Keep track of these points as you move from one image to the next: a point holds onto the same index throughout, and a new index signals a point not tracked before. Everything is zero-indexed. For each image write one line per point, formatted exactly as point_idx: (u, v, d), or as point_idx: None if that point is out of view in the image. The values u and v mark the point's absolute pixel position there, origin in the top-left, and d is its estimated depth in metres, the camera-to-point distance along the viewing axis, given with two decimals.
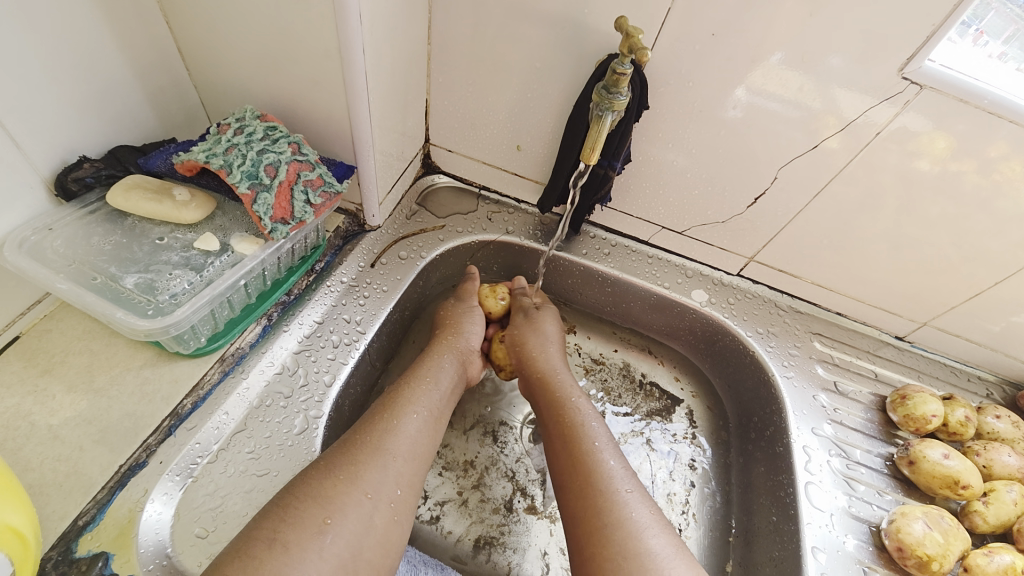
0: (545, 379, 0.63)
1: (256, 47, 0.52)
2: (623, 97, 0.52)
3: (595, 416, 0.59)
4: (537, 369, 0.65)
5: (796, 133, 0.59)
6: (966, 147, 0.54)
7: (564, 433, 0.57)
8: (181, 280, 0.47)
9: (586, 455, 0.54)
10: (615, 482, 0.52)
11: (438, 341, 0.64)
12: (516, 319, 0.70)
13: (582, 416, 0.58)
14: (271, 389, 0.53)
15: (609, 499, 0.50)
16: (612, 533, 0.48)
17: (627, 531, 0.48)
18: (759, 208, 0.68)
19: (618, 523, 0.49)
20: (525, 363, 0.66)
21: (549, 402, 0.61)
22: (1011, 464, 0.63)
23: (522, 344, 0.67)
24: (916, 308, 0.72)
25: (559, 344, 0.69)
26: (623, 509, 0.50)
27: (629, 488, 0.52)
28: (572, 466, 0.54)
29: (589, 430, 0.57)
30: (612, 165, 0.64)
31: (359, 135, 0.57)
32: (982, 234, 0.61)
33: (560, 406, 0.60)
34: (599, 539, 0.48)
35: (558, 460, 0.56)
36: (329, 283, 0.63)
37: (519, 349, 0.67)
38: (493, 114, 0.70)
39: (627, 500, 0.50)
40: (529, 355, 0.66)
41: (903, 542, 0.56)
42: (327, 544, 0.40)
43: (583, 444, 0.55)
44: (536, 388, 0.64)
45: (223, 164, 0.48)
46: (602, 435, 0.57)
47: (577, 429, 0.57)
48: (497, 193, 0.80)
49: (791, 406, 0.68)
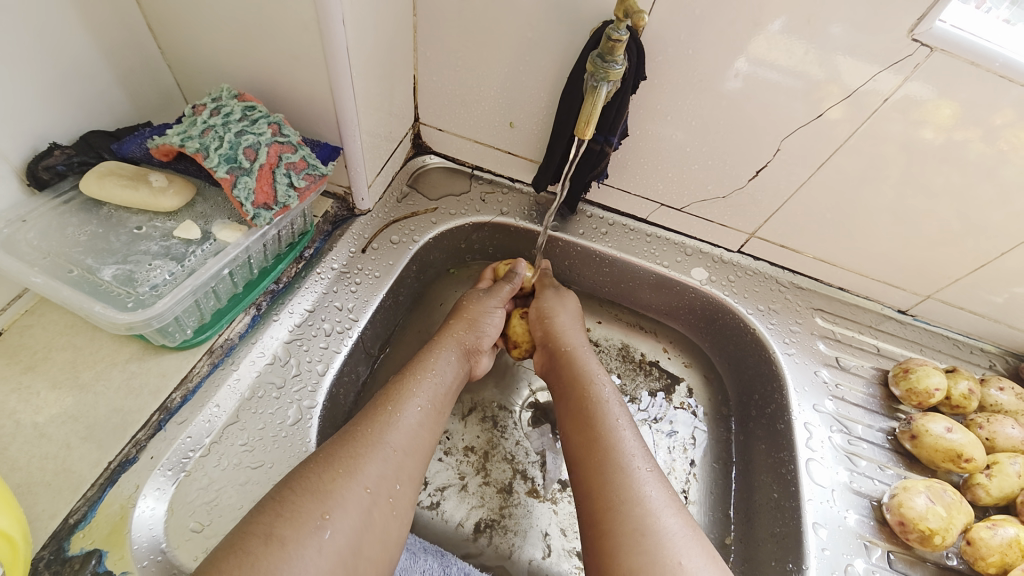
0: (570, 354, 0.62)
1: (229, 22, 0.49)
2: (619, 66, 0.50)
3: (615, 395, 0.58)
4: (563, 343, 0.63)
5: (799, 103, 0.56)
6: (973, 114, 0.52)
7: (587, 408, 0.56)
8: (161, 270, 0.45)
9: (609, 432, 0.54)
10: (635, 460, 0.51)
11: (455, 323, 0.63)
12: (543, 292, 0.69)
13: (604, 394, 0.58)
14: (263, 380, 0.52)
15: (626, 476, 0.50)
16: (632, 508, 0.47)
17: (644, 509, 0.47)
18: (760, 182, 0.66)
19: (635, 500, 0.48)
20: (552, 336, 0.65)
21: (573, 377, 0.60)
22: (1014, 436, 0.62)
23: (550, 317, 0.66)
24: (919, 281, 0.71)
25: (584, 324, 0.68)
26: (640, 487, 0.49)
27: (647, 466, 0.51)
28: (592, 442, 0.53)
29: (610, 408, 0.56)
30: (608, 141, 0.62)
31: (343, 114, 0.54)
32: (988, 204, 0.59)
33: (583, 381, 0.59)
34: (616, 515, 0.47)
35: (575, 437, 0.55)
36: (320, 270, 0.61)
37: (546, 321, 0.66)
38: (483, 89, 0.67)
39: (645, 479, 0.50)
40: (558, 329, 0.65)
41: (905, 517, 0.56)
42: (325, 539, 0.39)
43: (605, 421, 0.55)
44: (560, 362, 0.62)
45: (200, 147, 0.46)
46: (623, 414, 0.56)
47: (601, 405, 0.56)
48: (490, 173, 0.78)
49: (792, 382, 0.68)
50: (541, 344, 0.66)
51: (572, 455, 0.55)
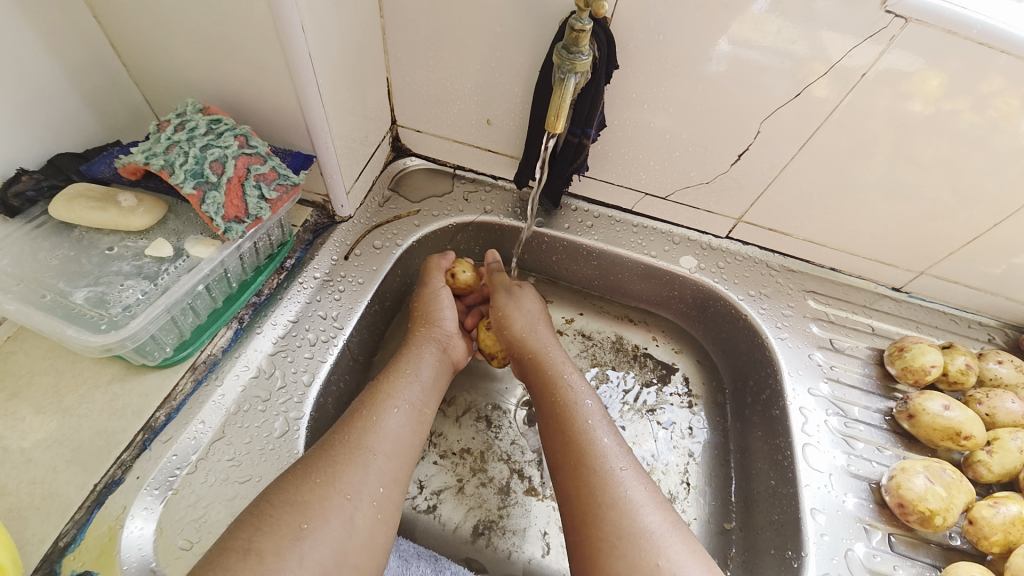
0: (534, 359, 0.61)
1: (190, 35, 0.49)
2: (585, 57, 0.49)
3: (589, 393, 0.57)
4: (526, 347, 0.62)
5: (776, 82, 0.55)
6: (961, 84, 0.51)
7: (559, 411, 0.55)
8: (135, 290, 0.45)
9: (581, 434, 0.53)
10: (610, 461, 0.50)
11: (413, 334, 0.61)
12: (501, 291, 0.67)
13: (575, 394, 0.57)
14: (248, 394, 0.52)
15: (603, 478, 0.49)
16: (608, 512, 0.47)
17: (622, 511, 0.47)
18: (744, 166, 0.65)
19: (613, 503, 0.48)
20: (515, 342, 0.63)
21: (538, 382, 0.59)
22: (1015, 411, 0.61)
23: (508, 324, 0.64)
24: (912, 257, 0.70)
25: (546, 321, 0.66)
26: (618, 488, 0.49)
27: (623, 465, 0.50)
28: (568, 444, 0.53)
29: (582, 408, 0.55)
30: (585, 133, 0.61)
31: (312, 122, 0.54)
32: (980, 174, 0.58)
33: (551, 385, 0.58)
34: (596, 518, 0.47)
35: (551, 440, 0.55)
36: (302, 280, 0.61)
37: (507, 324, 0.64)
38: (458, 88, 0.66)
39: (623, 479, 0.49)
40: (517, 333, 0.63)
41: (904, 498, 0.56)
42: (304, 550, 0.39)
43: (576, 423, 0.54)
44: (526, 368, 0.61)
45: (165, 164, 0.45)
46: (596, 412, 0.55)
47: (571, 407, 0.55)
48: (472, 171, 0.77)
49: (787, 367, 0.67)
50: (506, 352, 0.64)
51: (551, 456, 0.54)
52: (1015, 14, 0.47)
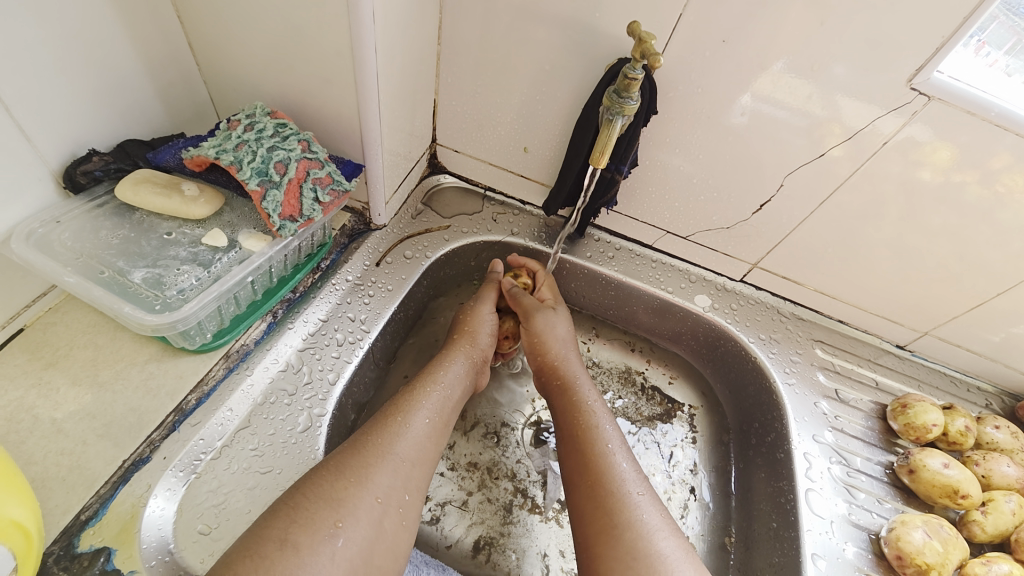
0: (562, 384, 0.62)
1: (266, 44, 0.52)
2: (634, 101, 0.52)
3: (609, 419, 0.58)
4: (559, 373, 0.63)
5: (801, 140, 0.59)
6: (969, 158, 0.54)
7: (580, 435, 0.56)
8: (189, 275, 0.47)
9: (600, 457, 0.54)
10: (627, 484, 0.51)
11: (454, 344, 0.63)
12: (526, 322, 0.67)
13: (595, 419, 0.58)
14: (275, 386, 0.53)
15: (620, 500, 0.50)
16: (623, 533, 0.48)
17: (637, 533, 0.48)
18: (764, 215, 0.68)
19: (629, 524, 0.48)
20: (545, 368, 0.64)
21: (564, 406, 0.60)
22: (1010, 475, 0.63)
23: (541, 349, 0.65)
24: (918, 317, 0.73)
25: (575, 346, 0.67)
26: (634, 511, 0.49)
27: (640, 490, 0.51)
28: (585, 466, 0.54)
29: (603, 432, 0.56)
30: (619, 169, 0.65)
31: (367, 134, 0.57)
32: (984, 245, 0.61)
33: (575, 408, 0.59)
34: (610, 539, 0.48)
35: (569, 460, 0.55)
36: (335, 281, 0.63)
37: (538, 351, 0.65)
38: (500, 114, 0.70)
39: (639, 502, 0.50)
40: (548, 361, 0.64)
41: (903, 551, 0.57)
42: (339, 547, 0.41)
43: (597, 446, 0.54)
44: (553, 391, 0.63)
45: (234, 160, 0.48)
46: (616, 437, 0.56)
47: (591, 431, 0.56)
48: (502, 194, 0.81)
49: (792, 413, 0.69)
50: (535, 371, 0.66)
51: (566, 472, 0.56)
52: None
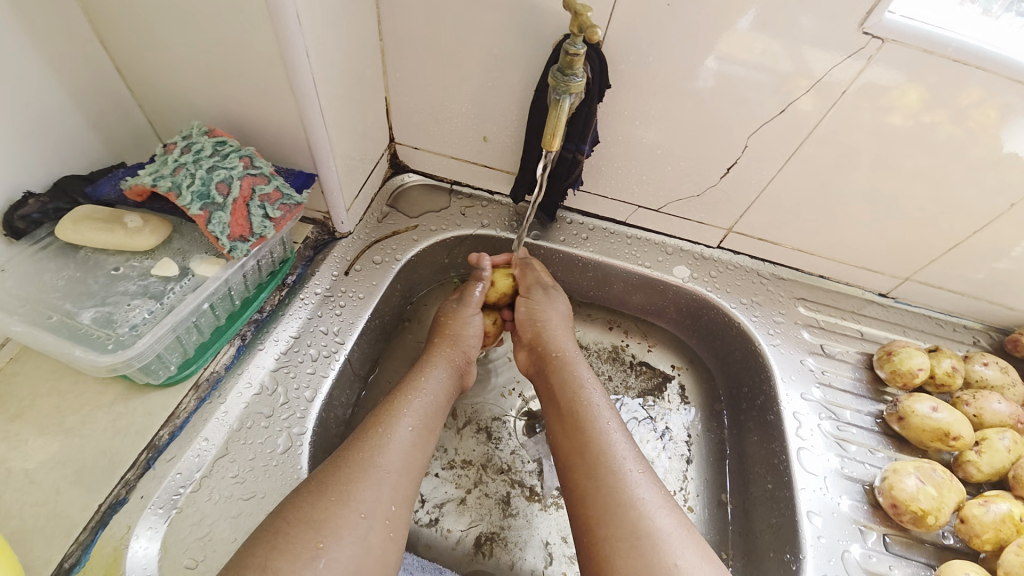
0: (559, 359, 0.61)
1: (196, 59, 0.50)
2: (579, 78, 0.50)
3: (604, 398, 0.57)
4: (556, 348, 0.63)
5: (759, 98, 0.58)
6: (938, 97, 0.53)
7: (577, 412, 0.55)
8: (141, 309, 0.46)
9: (599, 435, 0.53)
10: (624, 462, 0.51)
11: (437, 349, 0.62)
12: (528, 292, 0.67)
13: (592, 397, 0.57)
14: (251, 410, 0.52)
15: (619, 479, 0.49)
16: (625, 512, 0.47)
17: (639, 511, 0.47)
18: (732, 178, 0.67)
19: (629, 503, 0.48)
20: (541, 341, 0.64)
21: (560, 382, 0.59)
22: (1001, 411, 0.63)
23: (540, 321, 0.65)
24: (898, 263, 0.72)
25: (570, 327, 0.67)
26: (633, 489, 0.49)
27: (638, 468, 0.51)
28: (582, 445, 0.53)
29: (599, 410, 0.56)
30: (579, 149, 0.64)
31: (314, 140, 0.55)
32: (957, 184, 0.60)
33: (571, 385, 0.58)
34: (610, 519, 0.47)
35: (565, 439, 0.54)
36: (303, 296, 0.62)
37: (537, 324, 0.65)
38: (454, 106, 0.68)
39: (638, 480, 0.49)
40: (548, 333, 0.64)
41: (897, 499, 0.56)
42: (321, 569, 0.40)
43: (594, 425, 0.54)
44: (548, 366, 0.62)
45: (173, 186, 0.47)
46: (611, 416, 0.55)
47: (588, 409, 0.55)
48: (469, 187, 0.79)
49: (780, 373, 0.68)
50: (530, 346, 0.65)
51: (561, 452, 0.55)
52: (987, 34, 0.50)
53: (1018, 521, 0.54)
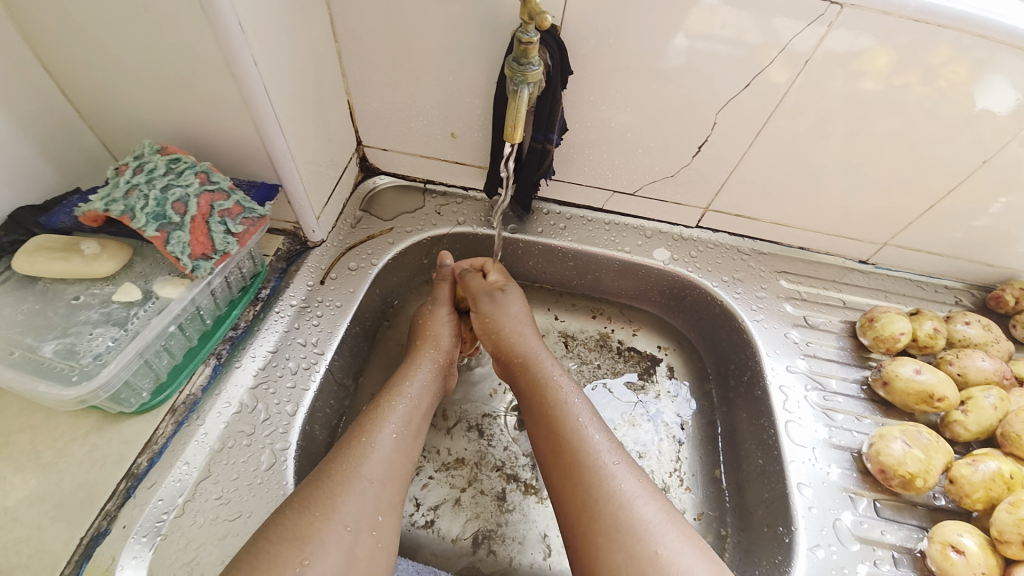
0: (524, 362, 0.61)
1: (143, 76, 0.49)
2: (535, 67, 0.49)
3: (577, 392, 0.57)
4: (518, 352, 0.62)
5: (723, 74, 0.57)
6: (908, 58, 0.53)
7: (549, 412, 0.55)
8: (104, 338, 0.45)
9: (572, 432, 0.53)
10: (600, 455, 0.51)
11: (417, 351, 0.62)
12: (478, 302, 0.66)
13: (563, 394, 0.56)
14: (232, 430, 0.52)
15: (597, 474, 0.50)
16: (605, 507, 0.47)
17: (618, 504, 0.48)
18: (704, 157, 0.67)
19: (608, 497, 0.48)
20: (503, 349, 0.63)
21: (528, 384, 0.59)
22: (986, 368, 0.63)
23: (496, 331, 0.64)
24: (876, 229, 0.72)
25: (531, 323, 0.66)
26: (612, 482, 0.49)
27: (615, 460, 0.51)
28: (559, 445, 0.53)
29: (573, 406, 0.55)
30: (548, 139, 0.63)
31: (273, 150, 0.54)
32: (932, 144, 0.60)
33: (540, 386, 0.58)
34: (590, 516, 0.48)
35: (543, 441, 0.54)
36: (278, 309, 0.61)
37: (494, 332, 0.64)
38: (418, 104, 0.67)
39: (616, 472, 0.50)
40: (506, 339, 0.63)
41: (884, 464, 0.56)
42: None
43: (569, 421, 0.54)
44: (516, 371, 0.61)
45: (125, 209, 0.45)
46: (585, 410, 0.55)
47: (559, 408, 0.55)
48: (442, 185, 0.78)
49: (765, 348, 0.69)
50: (495, 355, 0.64)
51: (541, 453, 0.54)
52: None
53: (1009, 479, 0.53)
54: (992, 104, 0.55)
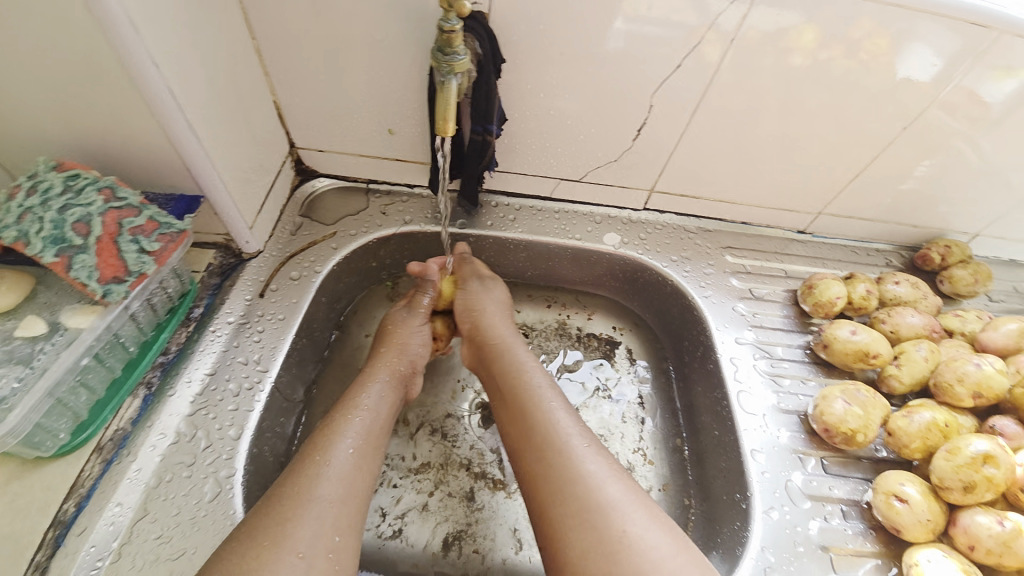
0: (499, 347, 0.62)
1: (31, 87, 0.44)
2: (462, 57, 0.47)
3: (547, 379, 0.58)
4: (493, 337, 0.63)
5: (654, 55, 0.58)
6: (833, 32, 0.54)
7: (521, 395, 0.55)
8: (7, 380, 0.42)
9: (543, 415, 0.53)
10: (570, 438, 0.51)
11: (376, 358, 0.61)
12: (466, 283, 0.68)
13: (534, 379, 0.57)
14: (169, 462, 0.49)
15: (566, 456, 0.49)
16: (575, 487, 0.47)
17: (587, 485, 0.47)
18: (644, 139, 0.67)
19: (578, 478, 0.48)
20: (480, 331, 0.65)
21: (501, 369, 0.59)
22: (915, 323, 0.67)
23: (478, 311, 0.66)
24: (812, 199, 0.75)
25: (509, 313, 0.68)
26: (580, 463, 0.49)
27: (583, 442, 0.51)
28: (528, 430, 0.53)
29: (542, 392, 0.56)
30: (488, 130, 0.62)
31: (189, 158, 0.51)
32: (859, 114, 0.62)
33: (512, 371, 0.58)
34: (559, 499, 0.47)
35: (513, 428, 0.54)
36: (214, 328, 0.59)
37: (474, 315, 0.66)
38: (350, 101, 0.64)
39: (584, 453, 0.50)
40: (484, 322, 0.65)
41: (828, 423, 0.59)
42: None
43: (538, 405, 0.54)
44: (488, 357, 0.62)
45: (18, 235, 0.42)
46: (555, 395, 0.56)
47: (531, 392, 0.55)
48: (386, 184, 0.76)
49: (714, 322, 0.71)
50: (471, 338, 0.65)
51: (512, 441, 0.54)
52: None
53: (942, 427, 0.57)
54: (913, 73, 0.57)
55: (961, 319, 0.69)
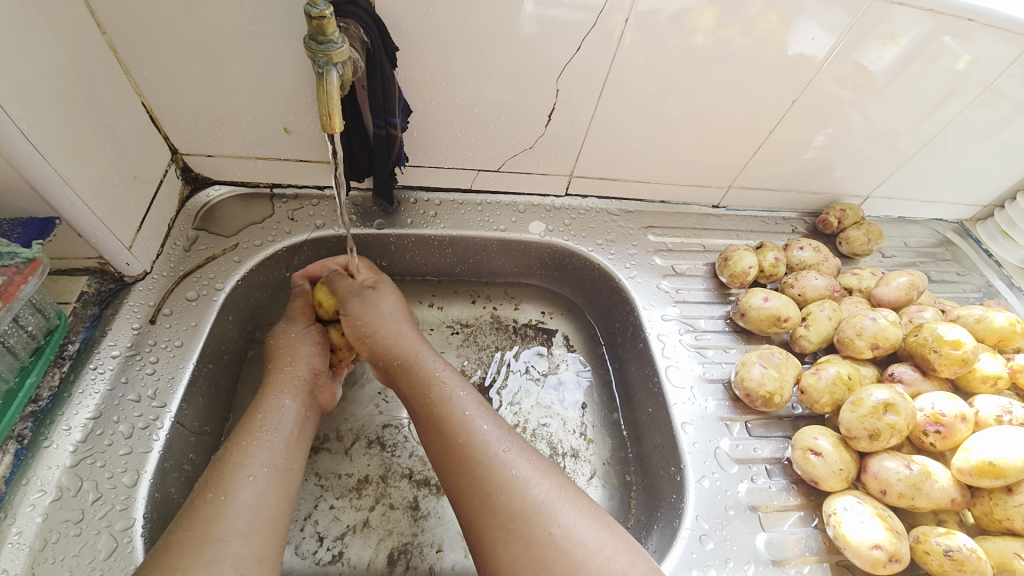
0: (404, 365, 0.57)
1: None
2: (338, 45, 0.44)
3: (462, 384, 0.55)
4: (396, 354, 0.58)
5: (556, 38, 0.56)
6: (729, 12, 0.56)
7: (435, 411, 0.52)
8: None
9: (461, 427, 0.51)
10: (492, 445, 0.50)
11: (273, 379, 0.55)
12: (347, 304, 0.60)
13: (447, 390, 0.54)
14: (53, 521, 0.44)
15: (488, 464, 0.48)
16: (498, 497, 0.46)
17: (511, 490, 0.46)
18: (557, 125, 0.66)
19: (503, 485, 0.47)
20: (379, 353, 0.59)
21: (411, 386, 0.55)
22: (818, 285, 0.71)
23: (370, 333, 0.59)
24: (722, 174, 0.78)
25: (409, 320, 0.62)
26: (505, 469, 0.48)
27: (505, 446, 0.50)
28: (448, 444, 0.50)
29: (458, 402, 0.53)
30: (390, 123, 0.58)
31: (33, 176, 0.45)
32: (759, 90, 0.65)
33: (424, 386, 0.55)
34: (487, 508, 0.46)
35: (432, 444, 0.52)
36: (95, 364, 0.52)
37: (369, 337, 0.59)
38: (234, 99, 0.58)
39: (507, 459, 0.49)
40: (381, 342, 0.59)
41: (748, 388, 0.62)
42: None
43: (454, 418, 0.51)
44: (397, 376, 0.57)
45: None
46: (472, 402, 0.54)
47: (445, 405, 0.53)
48: (292, 187, 0.70)
49: (641, 301, 0.72)
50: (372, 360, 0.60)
51: (433, 457, 0.52)
52: None
53: (846, 380, 0.61)
54: (803, 48, 0.60)
55: (858, 277, 0.75)
